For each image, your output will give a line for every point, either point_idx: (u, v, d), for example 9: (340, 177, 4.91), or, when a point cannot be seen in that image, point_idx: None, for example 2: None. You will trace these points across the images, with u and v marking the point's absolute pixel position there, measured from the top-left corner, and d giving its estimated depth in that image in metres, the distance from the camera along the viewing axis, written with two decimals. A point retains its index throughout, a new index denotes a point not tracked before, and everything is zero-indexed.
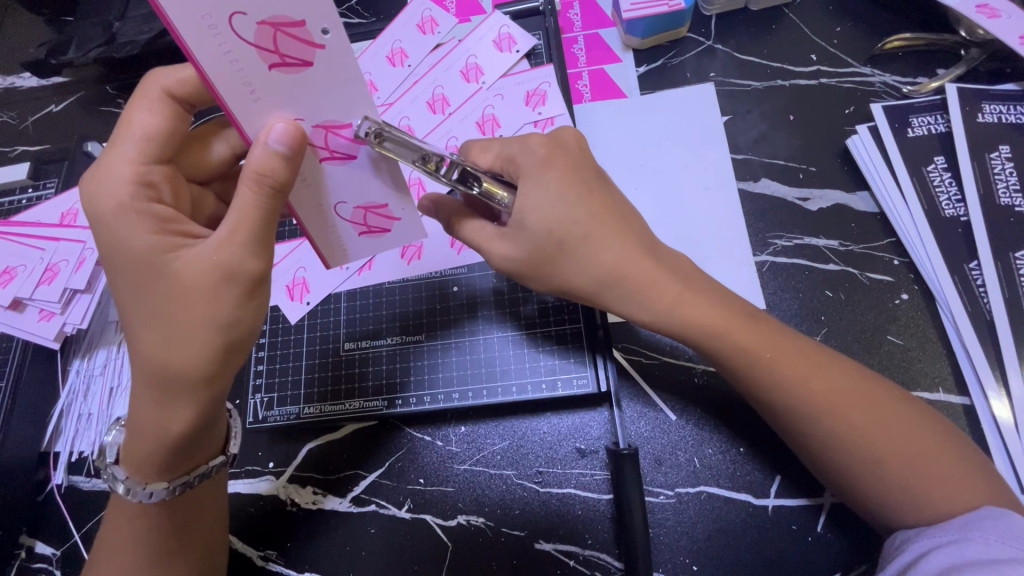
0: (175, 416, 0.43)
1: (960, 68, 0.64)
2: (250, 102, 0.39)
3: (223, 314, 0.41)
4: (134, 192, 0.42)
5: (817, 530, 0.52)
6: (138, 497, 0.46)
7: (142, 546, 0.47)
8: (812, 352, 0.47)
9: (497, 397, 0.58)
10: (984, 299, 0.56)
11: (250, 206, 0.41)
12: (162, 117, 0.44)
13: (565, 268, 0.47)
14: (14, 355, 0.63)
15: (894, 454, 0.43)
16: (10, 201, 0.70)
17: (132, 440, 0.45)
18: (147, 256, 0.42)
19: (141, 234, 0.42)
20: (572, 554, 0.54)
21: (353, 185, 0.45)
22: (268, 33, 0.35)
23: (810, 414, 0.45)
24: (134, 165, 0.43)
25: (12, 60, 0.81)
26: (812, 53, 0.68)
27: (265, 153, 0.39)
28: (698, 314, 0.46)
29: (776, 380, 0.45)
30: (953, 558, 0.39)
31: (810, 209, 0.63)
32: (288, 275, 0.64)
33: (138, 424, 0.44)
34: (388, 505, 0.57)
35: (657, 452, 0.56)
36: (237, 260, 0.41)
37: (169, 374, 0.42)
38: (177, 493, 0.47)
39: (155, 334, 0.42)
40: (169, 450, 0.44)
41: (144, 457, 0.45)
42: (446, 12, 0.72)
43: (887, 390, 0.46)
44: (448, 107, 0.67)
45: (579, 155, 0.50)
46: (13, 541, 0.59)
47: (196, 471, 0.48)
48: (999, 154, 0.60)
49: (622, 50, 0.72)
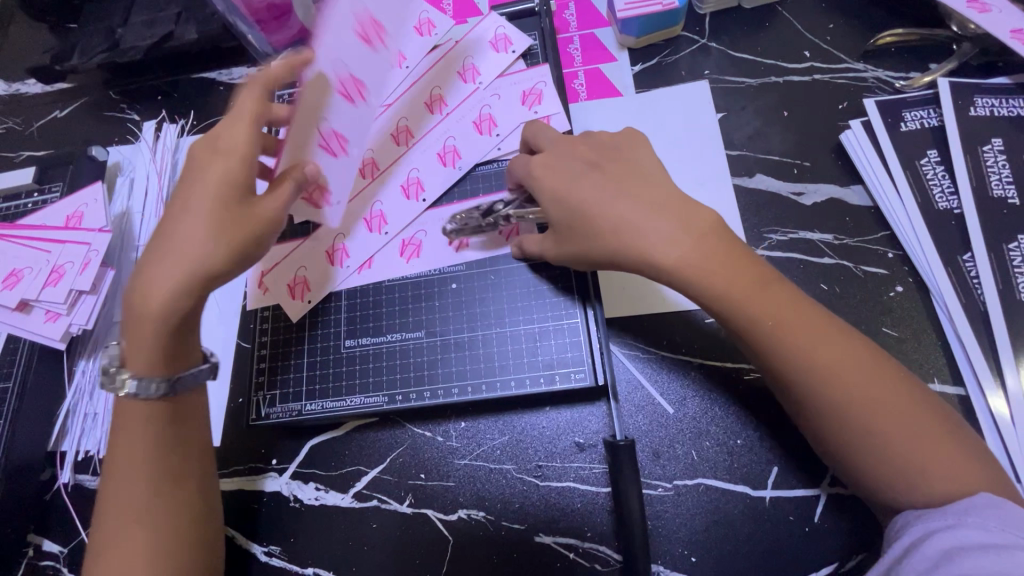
0: (178, 306, 0.49)
1: (952, 63, 0.64)
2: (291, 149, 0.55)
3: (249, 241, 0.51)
4: (249, 143, 0.52)
5: (815, 520, 0.52)
6: (137, 390, 0.49)
7: (151, 461, 0.49)
8: (808, 308, 0.47)
9: (496, 392, 0.58)
10: (978, 291, 0.56)
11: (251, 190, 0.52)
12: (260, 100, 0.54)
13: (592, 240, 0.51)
14: (22, 357, 0.63)
15: (875, 412, 0.43)
16: (15, 206, 0.71)
17: (137, 329, 0.49)
18: (230, 180, 0.51)
19: (235, 165, 0.51)
20: (571, 547, 0.54)
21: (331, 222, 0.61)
22: (331, 135, 0.55)
23: (812, 383, 0.45)
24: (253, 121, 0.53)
25: (17, 67, 0.82)
26: (806, 50, 0.69)
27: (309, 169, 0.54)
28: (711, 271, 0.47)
29: (783, 345, 0.45)
30: (952, 541, 0.39)
31: (804, 204, 0.63)
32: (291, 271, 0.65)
33: (144, 308, 0.49)
34: (390, 500, 0.58)
35: (655, 446, 0.57)
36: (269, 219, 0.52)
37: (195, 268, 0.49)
38: (172, 390, 0.50)
39: (198, 238, 0.49)
40: (169, 338, 0.49)
41: (148, 345, 0.49)
42: (444, 15, 0.73)
43: (872, 356, 0.46)
44: (445, 107, 0.68)
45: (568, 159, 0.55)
46: (21, 539, 0.60)
47: (188, 370, 0.51)
48: (991, 147, 0.60)
49: (618, 49, 0.73)
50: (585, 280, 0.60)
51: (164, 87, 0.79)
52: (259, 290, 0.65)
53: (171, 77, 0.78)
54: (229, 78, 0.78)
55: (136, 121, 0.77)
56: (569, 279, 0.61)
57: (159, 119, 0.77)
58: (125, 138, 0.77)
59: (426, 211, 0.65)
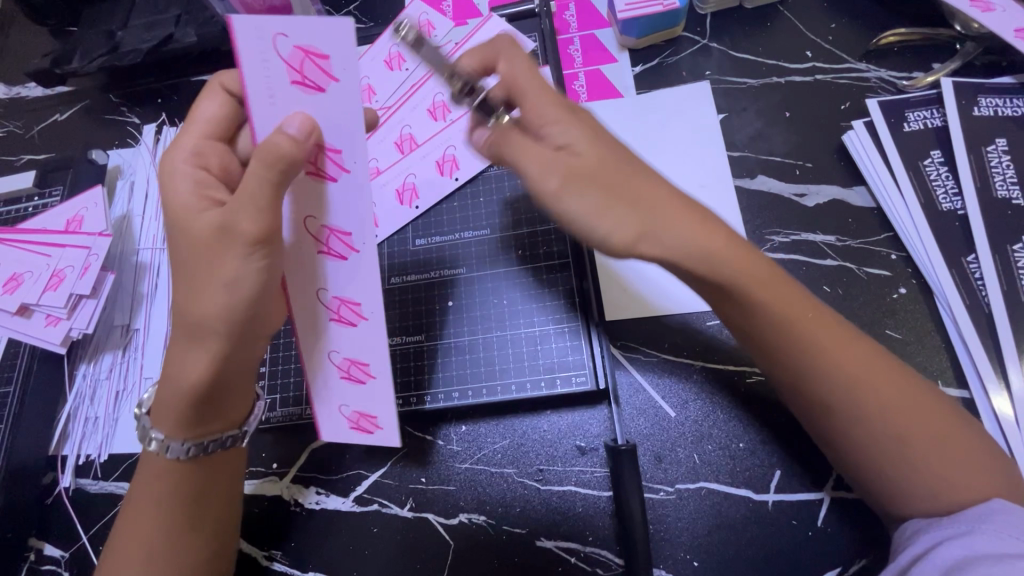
0: (200, 367, 0.46)
1: (955, 62, 0.64)
2: (267, 104, 0.40)
3: (235, 271, 0.43)
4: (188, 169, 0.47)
5: (818, 524, 0.52)
6: (161, 449, 0.49)
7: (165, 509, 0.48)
8: (827, 318, 0.46)
9: (497, 396, 0.58)
10: (982, 292, 0.56)
11: (252, 179, 0.42)
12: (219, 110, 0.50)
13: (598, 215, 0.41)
14: (23, 361, 0.63)
15: (865, 385, 0.43)
16: (15, 210, 0.71)
17: (161, 401, 0.48)
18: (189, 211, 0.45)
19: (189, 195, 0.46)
20: (573, 551, 0.54)
21: (375, 282, 0.43)
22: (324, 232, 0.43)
23: (828, 396, 0.44)
24: (199, 141, 0.49)
25: (17, 71, 0.82)
26: (808, 50, 0.69)
27: (282, 136, 0.39)
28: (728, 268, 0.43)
29: (800, 354, 0.44)
30: (966, 550, 0.39)
31: (806, 205, 0.63)
32: (339, 417, 0.50)
33: (169, 376, 0.47)
34: (391, 504, 0.58)
35: (657, 449, 0.56)
36: (248, 222, 0.42)
37: (202, 326, 0.45)
38: (193, 453, 0.49)
39: (184, 293, 0.45)
40: (190, 403, 0.47)
41: (171, 411, 0.47)
42: (444, 16, 0.73)
43: (856, 334, 0.45)
44: (449, 115, 0.68)
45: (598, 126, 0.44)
46: (23, 543, 0.60)
47: (212, 438, 0.49)
48: (995, 147, 0.60)
49: (618, 50, 0.72)
50: (584, 285, 0.61)
51: (164, 90, 0.78)
52: (362, 438, 0.50)
53: (170, 80, 0.78)
54: None
55: (136, 124, 0.77)
56: (567, 270, 0.61)
57: (159, 122, 0.77)
58: (125, 141, 0.77)
59: (420, 217, 0.66)
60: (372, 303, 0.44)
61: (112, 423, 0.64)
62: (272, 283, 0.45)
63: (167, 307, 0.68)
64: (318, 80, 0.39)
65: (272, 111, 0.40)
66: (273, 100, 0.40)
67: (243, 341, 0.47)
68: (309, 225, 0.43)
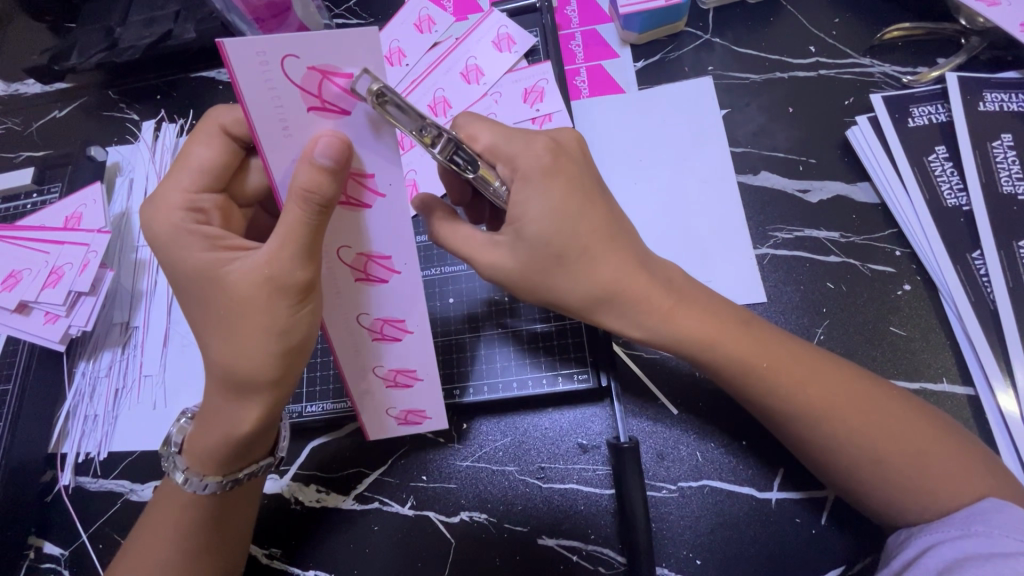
0: (248, 415, 0.45)
1: (960, 57, 0.63)
2: (282, 138, 0.38)
3: (282, 323, 0.42)
4: (182, 216, 0.44)
5: (821, 522, 0.52)
6: (193, 487, 0.47)
7: (180, 531, 0.47)
8: (795, 348, 0.46)
9: (498, 394, 0.58)
10: (987, 289, 0.55)
11: (294, 222, 0.40)
12: (218, 150, 0.45)
13: (553, 284, 0.46)
14: (21, 359, 0.63)
15: (830, 411, 0.44)
16: (14, 207, 0.71)
17: (195, 440, 0.47)
18: (203, 268, 0.43)
19: (197, 251, 0.43)
20: (575, 550, 0.54)
21: (414, 297, 0.47)
22: (362, 260, 0.45)
23: (810, 418, 0.44)
24: (185, 193, 0.44)
25: (16, 67, 0.82)
26: (811, 45, 0.68)
27: (312, 169, 0.38)
28: (691, 327, 0.46)
29: (771, 385, 0.45)
30: (961, 551, 0.38)
31: (810, 201, 0.62)
32: (388, 417, 0.54)
33: (207, 421, 0.46)
34: (391, 502, 0.57)
35: (659, 446, 0.56)
36: (293, 271, 0.41)
37: (244, 381, 0.43)
38: (228, 487, 0.48)
39: (223, 343, 0.43)
40: (240, 446, 0.46)
41: (207, 452, 0.46)
42: (444, 11, 0.73)
43: (829, 359, 0.46)
44: (450, 110, 0.67)
45: (577, 172, 0.46)
46: (22, 541, 0.59)
47: (245, 468, 0.48)
48: (1001, 143, 0.59)
49: (620, 45, 0.72)
50: None
51: (163, 86, 0.78)
52: (411, 428, 0.55)
53: (170, 76, 0.78)
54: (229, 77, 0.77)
55: (136, 120, 0.77)
56: None
57: (158, 119, 0.76)
58: (124, 138, 0.76)
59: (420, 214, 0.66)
60: (415, 318, 0.48)
61: (112, 421, 0.64)
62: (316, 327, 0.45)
63: (166, 305, 0.68)
64: (336, 102, 0.38)
65: (290, 142, 0.39)
66: (287, 130, 0.38)
67: (290, 389, 0.46)
68: (344, 254, 0.44)
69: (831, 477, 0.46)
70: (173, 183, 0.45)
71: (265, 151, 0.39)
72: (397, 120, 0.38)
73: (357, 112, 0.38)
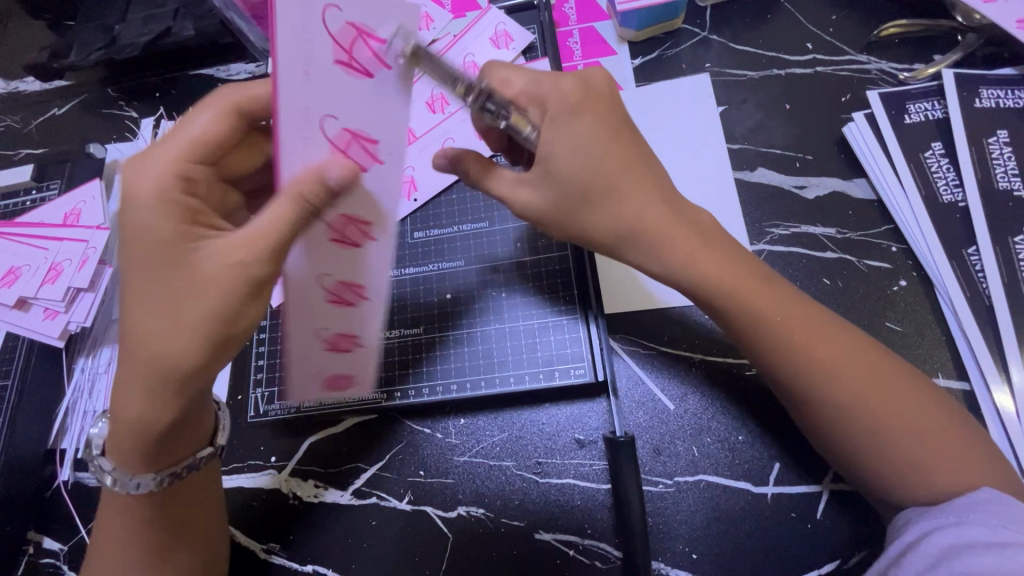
0: (163, 404, 0.42)
1: (956, 54, 0.63)
2: (303, 146, 0.38)
3: (230, 313, 0.41)
4: (174, 183, 0.42)
5: (817, 516, 0.52)
6: (126, 488, 0.46)
7: (136, 539, 0.48)
8: (802, 305, 0.47)
9: (497, 387, 0.58)
10: (983, 284, 0.55)
11: (282, 216, 0.39)
12: (225, 127, 0.45)
13: (585, 218, 0.46)
14: (21, 355, 0.63)
15: (837, 376, 0.44)
16: (13, 204, 0.71)
17: (115, 428, 0.44)
18: (169, 238, 0.41)
19: (166, 220, 0.41)
20: (571, 544, 0.54)
21: (377, 324, 0.46)
22: (342, 224, 0.42)
23: (816, 381, 0.44)
24: (178, 159, 0.43)
25: (15, 66, 0.82)
26: (808, 42, 0.68)
27: (317, 179, 0.38)
28: (716, 271, 0.46)
29: (785, 340, 0.45)
30: (955, 539, 0.39)
31: (806, 197, 0.63)
32: (310, 381, 0.47)
33: (119, 412, 0.43)
34: (389, 497, 0.58)
35: (656, 441, 0.56)
36: (256, 264, 0.41)
37: (162, 368, 0.41)
38: (164, 484, 0.47)
39: (154, 323, 0.41)
40: (156, 443, 0.44)
41: (128, 447, 0.44)
42: (442, 9, 0.73)
43: (841, 325, 0.47)
44: (447, 107, 0.68)
45: (605, 109, 0.47)
46: (21, 537, 0.60)
47: (185, 463, 0.48)
48: (997, 139, 0.60)
49: (617, 43, 0.72)
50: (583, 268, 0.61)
51: (162, 84, 0.78)
52: (331, 394, 0.49)
53: (168, 74, 0.78)
54: (227, 75, 0.77)
55: (134, 118, 0.77)
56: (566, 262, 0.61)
57: (157, 117, 0.77)
58: (123, 135, 0.77)
59: (417, 210, 0.66)
60: (368, 333, 0.46)
61: (109, 417, 0.64)
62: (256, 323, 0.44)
63: None
64: (366, 65, 0.38)
65: (306, 88, 0.36)
66: (307, 76, 0.36)
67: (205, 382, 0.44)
68: (323, 281, 0.43)
69: (834, 448, 0.46)
70: (167, 147, 0.43)
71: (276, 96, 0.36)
72: (434, 71, 0.41)
73: (383, 139, 0.40)
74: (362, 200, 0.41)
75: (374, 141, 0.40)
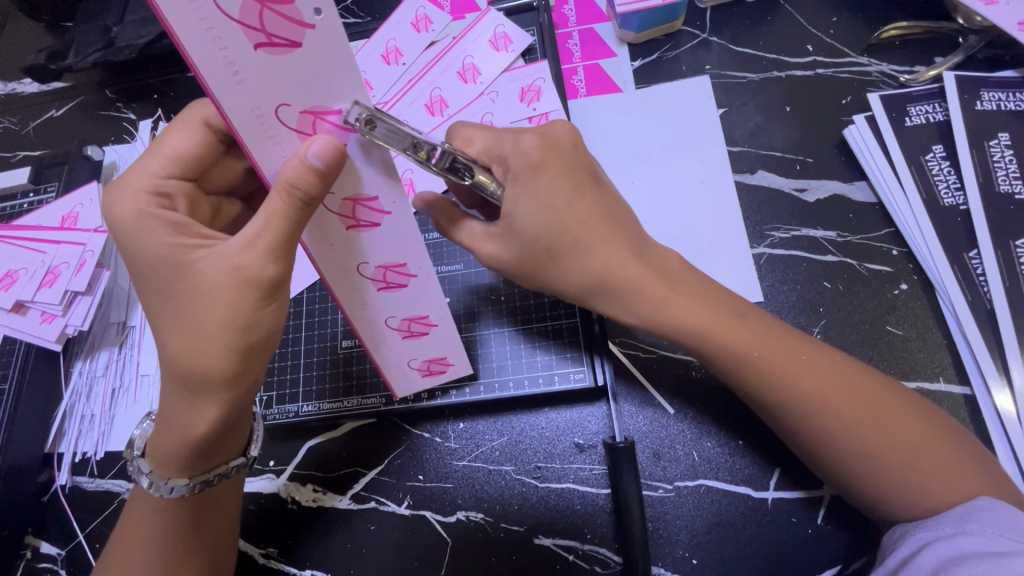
0: (203, 416, 0.43)
1: (957, 56, 0.63)
2: (268, 143, 0.38)
3: (246, 319, 0.41)
4: (149, 202, 0.43)
5: (818, 522, 0.52)
6: (160, 491, 0.46)
7: (154, 545, 0.47)
8: (783, 334, 0.46)
9: (495, 393, 0.58)
10: (984, 289, 0.55)
11: (278, 212, 0.39)
12: (194, 141, 0.45)
13: (557, 272, 0.47)
14: (17, 358, 0.63)
15: (824, 391, 0.44)
16: (10, 206, 0.70)
17: (157, 436, 0.46)
18: (167, 255, 0.42)
19: (161, 238, 0.42)
20: (572, 549, 0.54)
21: (432, 295, 0.50)
22: (350, 206, 0.42)
23: (802, 411, 0.44)
24: (152, 177, 0.44)
25: (12, 67, 0.81)
26: (808, 44, 0.68)
27: (300, 166, 0.37)
28: (686, 314, 0.46)
29: (766, 375, 0.45)
30: (950, 551, 0.38)
31: (806, 200, 0.62)
32: (409, 370, 0.56)
33: (165, 421, 0.45)
34: (388, 502, 0.57)
35: (656, 446, 0.56)
36: (260, 266, 0.41)
37: (195, 379, 0.42)
38: (197, 490, 0.47)
39: (178, 337, 0.42)
40: (194, 449, 0.44)
41: (170, 452, 0.45)
42: (441, 10, 0.72)
43: (826, 351, 0.46)
44: (446, 109, 0.67)
45: (566, 161, 0.47)
46: (19, 541, 0.59)
47: (216, 470, 0.47)
48: (998, 142, 0.59)
49: (617, 44, 0.72)
50: None
51: (160, 85, 0.78)
52: (433, 379, 0.57)
53: (166, 75, 0.78)
54: None
55: (132, 119, 0.77)
56: None
57: (155, 118, 0.76)
58: (121, 137, 0.76)
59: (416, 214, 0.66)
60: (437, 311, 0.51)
61: (108, 421, 0.64)
62: (278, 328, 0.44)
63: None
64: (289, 36, 0.33)
65: (245, 90, 0.34)
66: (239, 76, 0.34)
67: (251, 384, 0.45)
68: (363, 269, 0.46)
69: (822, 467, 0.46)
70: (136, 170, 0.44)
71: (221, 105, 0.35)
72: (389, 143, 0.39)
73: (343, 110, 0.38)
74: (348, 180, 0.41)
75: (335, 112, 0.38)
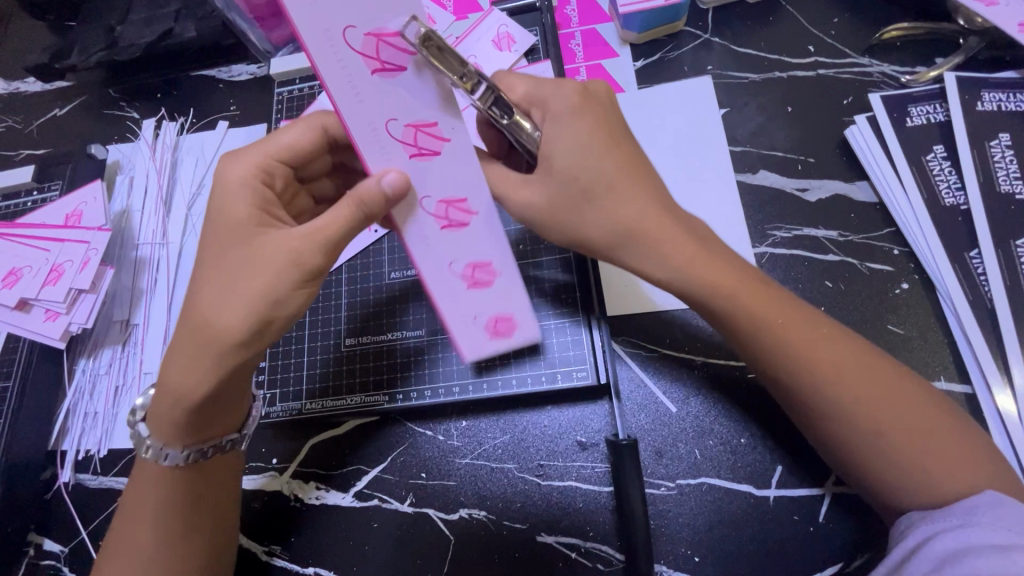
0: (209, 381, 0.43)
1: (958, 57, 0.64)
2: (352, 100, 0.37)
3: (279, 293, 0.42)
4: (257, 178, 0.45)
5: (819, 519, 0.52)
6: (158, 457, 0.47)
7: (152, 523, 0.47)
8: (797, 309, 0.47)
9: (498, 389, 0.58)
10: (985, 288, 0.55)
11: (341, 220, 0.42)
12: (310, 138, 0.48)
13: (583, 217, 0.46)
14: (22, 354, 0.63)
15: (834, 380, 0.44)
16: (15, 205, 0.71)
17: (157, 403, 0.46)
18: (243, 223, 0.43)
19: (245, 205, 0.44)
20: (574, 547, 0.54)
21: None
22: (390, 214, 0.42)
23: (813, 384, 0.44)
24: (266, 156, 0.46)
25: (16, 66, 0.82)
26: (810, 45, 0.68)
27: (375, 191, 0.39)
28: (711, 274, 0.46)
29: (779, 345, 0.45)
30: (957, 543, 0.39)
31: (808, 200, 0.63)
32: (476, 327, 0.44)
33: (166, 383, 0.44)
34: (390, 500, 0.57)
35: (658, 444, 0.56)
36: (310, 253, 0.42)
37: (213, 338, 0.42)
38: (192, 459, 0.47)
39: (210, 295, 0.42)
40: (192, 412, 0.44)
41: (166, 417, 0.45)
42: (444, 11, 0.73)
43: (839, 330, 0.47)
44: None
45: (604, 112, 0.47)
46: (23, 539, 0.59)
47: (212, 441, 0.48)
48: (998, 142, 0.60)
49: (619, 45, 0.72)
50: (585, 269, 0.60)
51: (164, 85, 0.78)
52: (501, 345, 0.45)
53: (170, 75, 0.78)
54: (229, 76, 0.77)
55: (136, 119, 0.77)
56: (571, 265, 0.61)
57: (158, 117, 0.76)
58: (124, 136, 0.77)
59: None
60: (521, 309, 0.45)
61: (112, 418, 0.64)
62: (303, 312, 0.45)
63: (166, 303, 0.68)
64: None
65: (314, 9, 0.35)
66: None
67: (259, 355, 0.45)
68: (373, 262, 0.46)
69: (827, 446, 0.46)
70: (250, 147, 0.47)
71: (319, 68, 0.36)
72: (443, 63, 0.38)
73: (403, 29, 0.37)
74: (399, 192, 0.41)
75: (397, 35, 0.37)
